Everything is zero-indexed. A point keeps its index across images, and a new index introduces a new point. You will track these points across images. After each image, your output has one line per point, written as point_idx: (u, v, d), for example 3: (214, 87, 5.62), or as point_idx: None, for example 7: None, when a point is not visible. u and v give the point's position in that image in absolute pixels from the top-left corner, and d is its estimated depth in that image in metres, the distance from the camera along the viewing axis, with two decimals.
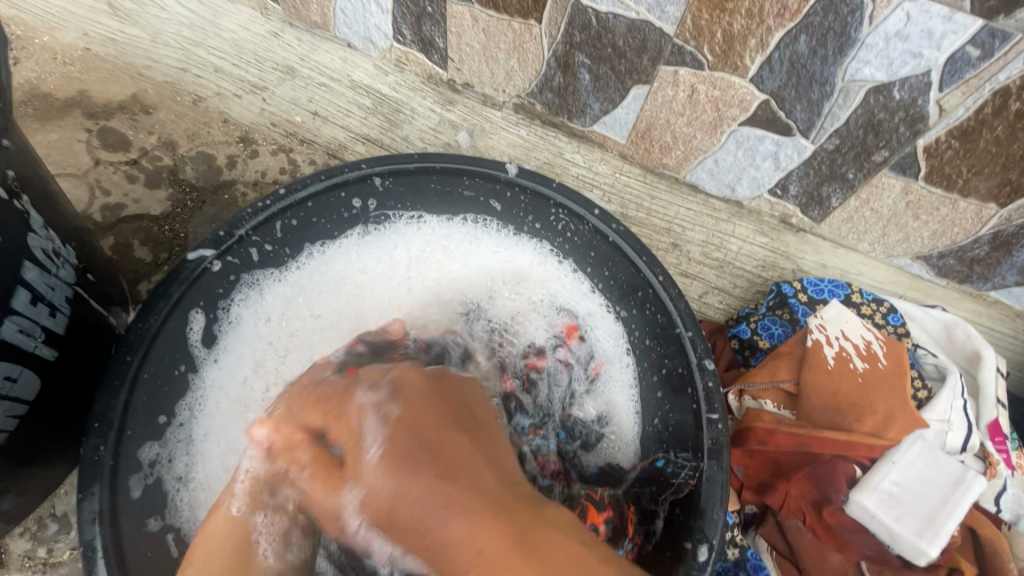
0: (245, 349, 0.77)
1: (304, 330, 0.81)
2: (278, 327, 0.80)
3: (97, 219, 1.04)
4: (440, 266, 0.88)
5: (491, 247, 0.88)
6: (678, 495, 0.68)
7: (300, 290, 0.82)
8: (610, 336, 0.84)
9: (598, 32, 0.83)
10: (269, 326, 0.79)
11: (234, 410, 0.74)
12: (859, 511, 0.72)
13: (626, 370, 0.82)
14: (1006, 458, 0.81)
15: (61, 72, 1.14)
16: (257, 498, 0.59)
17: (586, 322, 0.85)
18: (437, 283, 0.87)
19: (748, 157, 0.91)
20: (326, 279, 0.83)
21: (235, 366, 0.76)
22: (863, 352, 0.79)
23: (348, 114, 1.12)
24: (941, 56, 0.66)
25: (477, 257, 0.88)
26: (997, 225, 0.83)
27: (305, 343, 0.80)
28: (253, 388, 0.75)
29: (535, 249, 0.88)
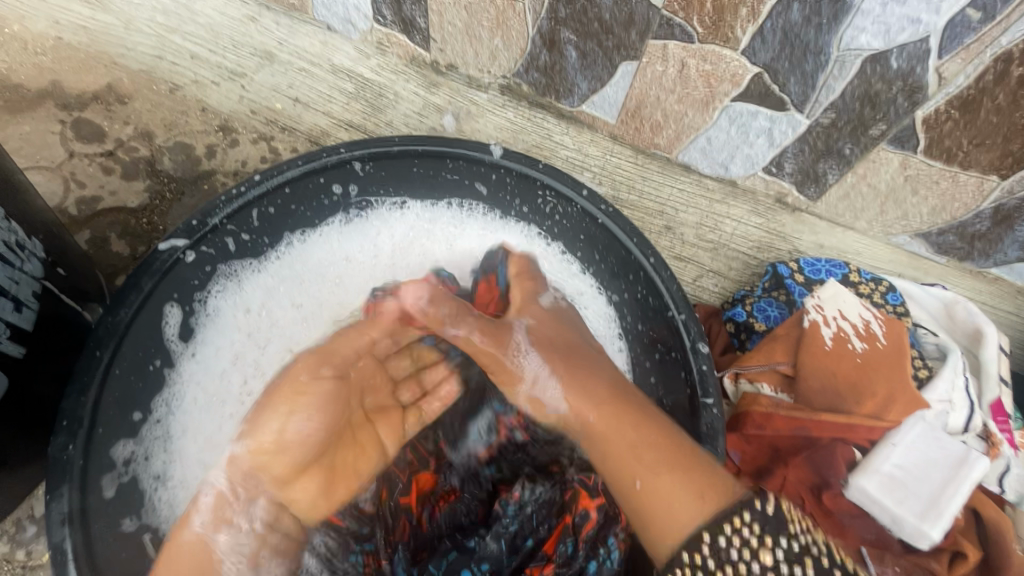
0: (223, 341, 0.75)
1: (287, 322, 0.79)
2: (258, 318, 0.78)
3: (72, 213, 1.01)
4: (427, 252, 0.85)
5: (476, 232, 0.86)
6: None
7: (281, 279, 0.80)
8: (602, 318, 0.81)
9: (583, 6, 0.80)
10: (248, 317, 0.77)
11: (211, 404, 0.72)
12: (859, 495, 0.70)
13: (620, 352, 0.79)
14: (1009, 437, 0.79)
15: (33, 62, 1.11)
16: (221, 515, 0.63)
17: (575, 303, 0.82)
18: (421, 270, 0.84)
19: (741, 134, 0.88)
20: (308, 268, 0.81)
21: (213, 360, 0.74)
22: (862, 332, 0.77)
23: (331, 99, 1.09)
24: (940, 21, 0.64)
25: (462, 242, 0.86)
26: (998, 199, 0.80)
27: (286, 334, 0.79)
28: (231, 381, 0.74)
29: (522, 232, 0.85)
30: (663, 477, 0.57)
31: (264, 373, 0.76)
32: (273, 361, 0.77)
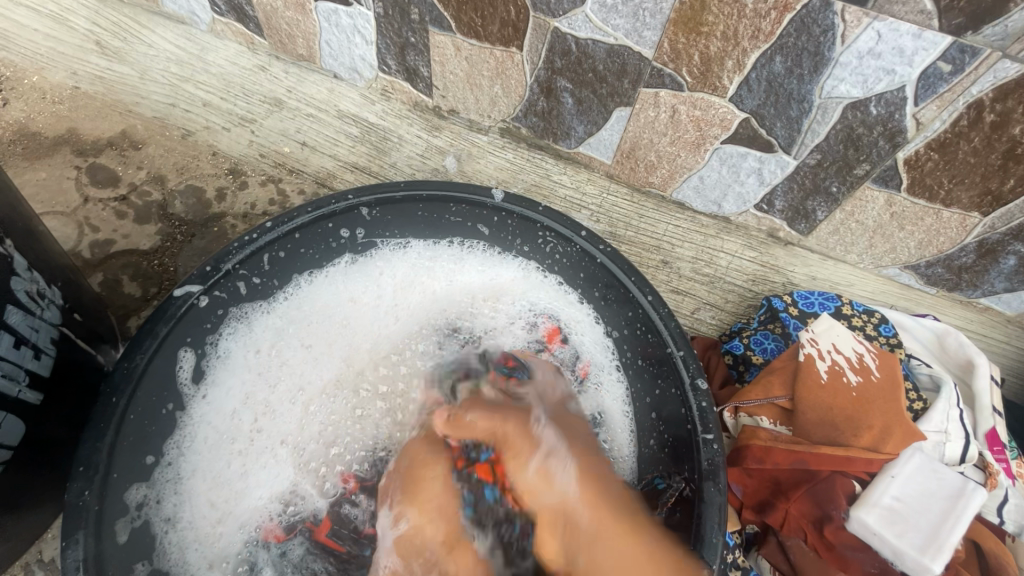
0: (234, 381, 0.76)
1: (295, 360, 0.80)
2: (269, 357, 0.79)
3: (85, 256, 1.04)
4: (428, 287, 0.88)
5: (476, 266, 0.88)
6: (675, 517, 0.67)
7: (287, 317, 0.81)
8: (599, 342, 0.83)
9: (578, 57, 0.85)
10: (260, 355, 0.78)
11: (221, 443, 0.73)
12: (860, 527, 0.71)
13: (616, 378, 0.82)
14: (1006, 467, 0.81)
15: (50, 110, 1.16)
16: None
17: (570, 327, 0.86)
18: (421, 305, 0.87)
19: (733, 174, 0.92)
20: (314, 306, 0.83)
21: (224, 399, 0.75)
22: (856, 365, 0.79)
23: (336, 142, 1.13)
24: (914, 72, 0.67)
25: (462, 276, 0.88)
26: (982, 233, 0.83)
27: (296, 372, 0.79)
28: (241, 419, 0.75)
29: (519, 266, 0.87)
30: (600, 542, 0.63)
31: (275, 407, 0.77)
32: (283, 398, 0.78)
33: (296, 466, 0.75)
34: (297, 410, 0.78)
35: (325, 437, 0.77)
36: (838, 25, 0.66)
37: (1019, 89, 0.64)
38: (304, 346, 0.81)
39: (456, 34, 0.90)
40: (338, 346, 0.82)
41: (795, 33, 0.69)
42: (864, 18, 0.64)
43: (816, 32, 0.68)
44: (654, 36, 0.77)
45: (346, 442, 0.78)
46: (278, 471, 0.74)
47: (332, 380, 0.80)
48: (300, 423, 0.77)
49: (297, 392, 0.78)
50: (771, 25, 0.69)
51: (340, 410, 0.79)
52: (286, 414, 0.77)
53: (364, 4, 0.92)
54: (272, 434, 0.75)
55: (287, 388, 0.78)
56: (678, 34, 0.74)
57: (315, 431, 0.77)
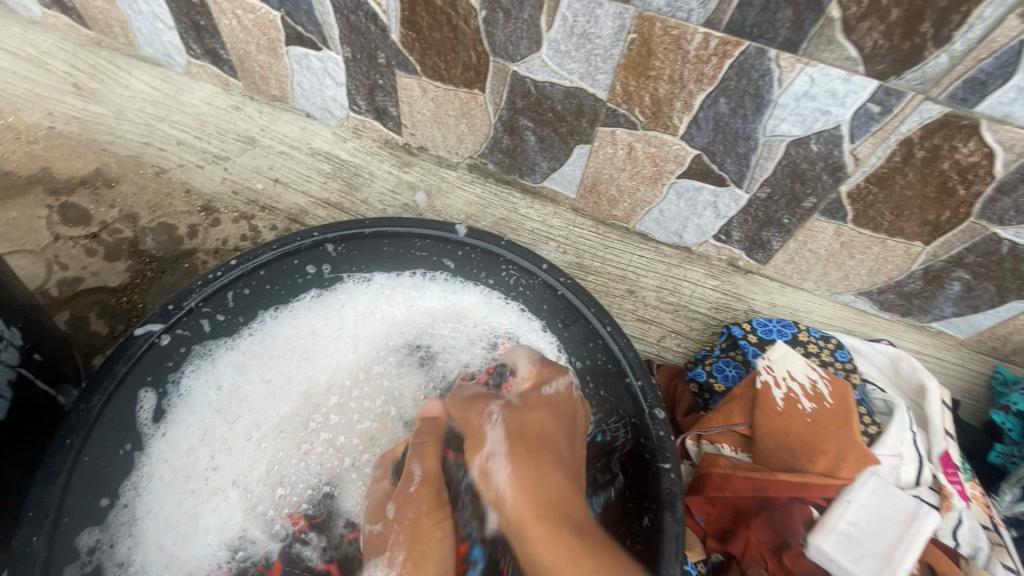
0: (194, 419, 0.75)
1: (255, 397, 0.79)
2: (230, 395, 0.78)
3: (53, 294, 1.03)
4: (388, 316, 0.87)
5: (437, 293, 0.88)
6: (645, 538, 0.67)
7: (251, 352, 0.80)
8: (557, 366, 0.83)
9: (538, 99, 0.89)
10: (220, 391, 0.77)
11: (179, 484, 0.72)
12: (818, 554, 0.70)
13: None
14: (960, 489, 0.82)
15: (25, 150, 1.15)
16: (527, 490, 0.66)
17: (527, 348, 0.85)
18: (381, 332, 0.86)
19: (690, 207, 0.96)
20: (275, 341, 0.82)
21: (182, 437, 0.74)
22: (809, 392, 0.81)
23: (309, 179, 1.14)
24: (847, 113, 0.72)
25: (423, 303, 0.88)
26: (926, 261, 0.87)
27: (254, 410, 0.78)
28: (198, 458, 0.74)
29: (481, 292, 0.87)
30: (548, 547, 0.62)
31: (231, 445, 0.76)
32: (240, 435, 0.76)
33: (244, 512, 0.73)
34: (252, 447, 0.76)
35: (272, 478, 0.75)
36: (774, 70, 0.70)
37: (943, 128, 0.69)
38: (263, 380, 0.80)
39: (421, 77, 0.94)
40: (296, 380, 0.81)
41: (736, 77, 0.73)
42: (796, 63, 0.69)
43: (754, 76, 0.72)
44: (607, 79, 0.81)
45: (293, 482, 0.76)
46: (227, 515, 0.72)
47: (289, 414, 0.79)
48: (256, 462, 0.76)
49: (254, 430, 0.77)
50: (713, 70, 0.73)
51: (293, 445, 0.78)
52: (243, 455, 0.76)
53: (333, 49, 0.96)
54: (228, 474, 0.74)
55: (248, 425, 0.77)
56: (628, 78, 0.79)
57: (263, 472, 0.76)
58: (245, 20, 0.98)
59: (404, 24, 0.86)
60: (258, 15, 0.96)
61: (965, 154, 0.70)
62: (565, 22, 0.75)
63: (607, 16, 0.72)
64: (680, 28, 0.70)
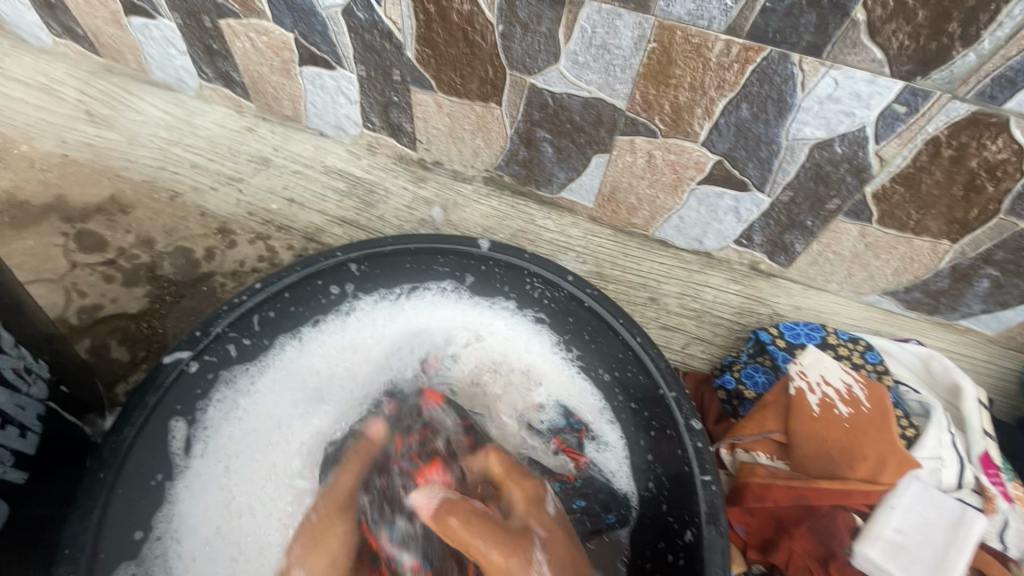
0: (214, 487, 0.72)
1: (252, 470, 0.74)
2: (242, 463, 0.74)
3: (72, 323, 1.02)
4: (364, 351, 0.85)
5: (419, 310, 0.87)
6: (685, 547, 0.68)
7: (244, 429, 0.76)
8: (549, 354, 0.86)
9: (555, 110, 0.89)
10: (227, 468, 0.73)
11: (215, 547, 0.69)
12: (865, 562, 0.70)
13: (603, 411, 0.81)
14: (1003, 491, 0.81)
15: (38, 178, 1.14)
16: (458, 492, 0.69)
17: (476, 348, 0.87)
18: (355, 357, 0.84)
19: (711, 213, 0.95)
20: (253, 422, 0.76)
21: (199, 522, 0.69)
22: (845, 396, 0.80)
23: (324, 198, 1.13)
24: (872, 114, 0.71)
25: (397, 322, 0.87)
26: (953, 259, 0.86)
27: (255, 485, 0.73)
28: (220, 561, 0.69)
29: (469, 303, 0.87)
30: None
31: (251, 552, 0.70)
32: (254, 523, 0.72)
33: None
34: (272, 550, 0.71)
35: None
36: (798, 74, 0.70)
37: (971, 126, 0.68)
38: (257, 479, 0.74)
39: (436, 92, 0.94)
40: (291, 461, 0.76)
41: (758, 82, 0.72)
42: (820, 67, 0.68)
43: (777, 81, 0.71)
44: (626, 89, 0.80)
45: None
46: None
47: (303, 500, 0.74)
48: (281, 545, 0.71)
49: (269, 529, 0.72)
50: (735, 76, 0.73)
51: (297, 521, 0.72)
52: (259, 537, 0.71)
53: (347, 68, 0.96)
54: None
55: (255, 533, 0.71)
56: (648, 87, 0.78)
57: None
58: (258, 43, 0.98)
59: (419, 40, 0.86)
60: (271, 37, 0.96)
61: (994, 151, 0.70)
62: (584, 34, 0.75)
63: (627, 27, 0.72)
64: (701, 36, 0.70)
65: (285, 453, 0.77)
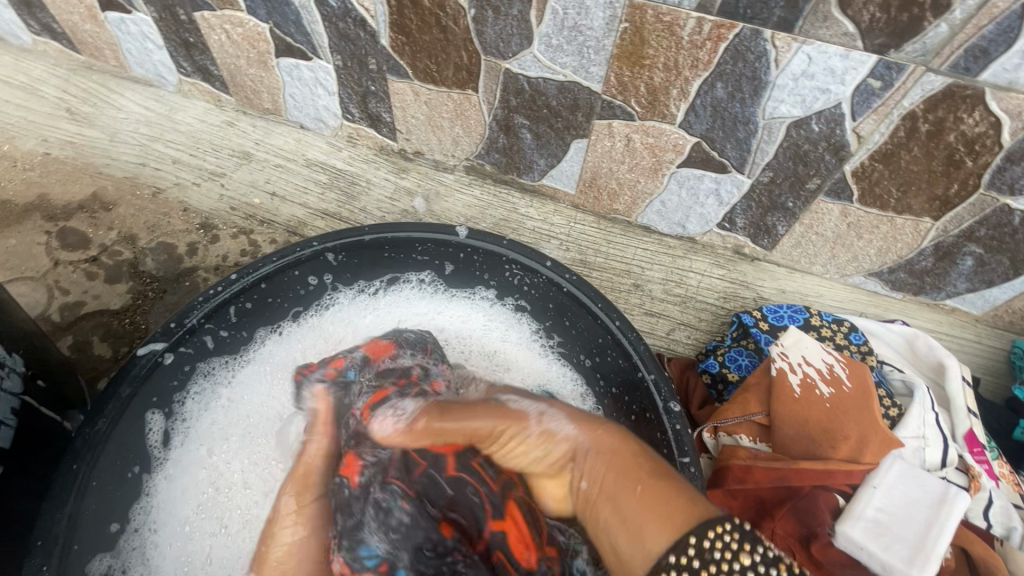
0: (192, 478, 0.71)
1: (233, 458, 0.73)
2: (221, 454, 0.73)
3: (55, 320, 1.02)
4: (349, 340, 0.83)
5: (400, 302, 0.86)
6: None
7: (229, 413, 0.75)
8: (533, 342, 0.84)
9: (531, 95, 0.88)
10: (210, 452, 0.73)
11: (192, 535, 0.68)
12: (847, 543, 0.69)
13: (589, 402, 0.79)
14: (988, 468, 0.80)
15: (21, 177, 1.14)
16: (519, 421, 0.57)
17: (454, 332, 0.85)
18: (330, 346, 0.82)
19: (692, 196, 0.94)
20: (231, 413, 0.76)
21: (179, 503, 0.69)
22: (826, 376, 0.80)
23: (306, 191, 1.13)
24: (847, 90, 0.70)
25: (375, 316, 0.85)
26: (936, 237, 0.85)
27: (236, 473, 0.72)
28: (198, 549, 0.68)
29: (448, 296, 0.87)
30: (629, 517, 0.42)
31: (231, 531, 0.69)
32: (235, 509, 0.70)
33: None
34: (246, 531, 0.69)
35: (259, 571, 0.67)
36: (770, 51, 0.69)
37: (947, 99, 0.67)
38: (241, 461, 0.73)
39: (412, 80, 0.94)
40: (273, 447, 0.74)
41: (731, 60, 0.72)
42: (792, 43, 0.67)
43: (750, 58, 0.70)
44: (600, 71, 0.80)
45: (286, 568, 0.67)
46: None
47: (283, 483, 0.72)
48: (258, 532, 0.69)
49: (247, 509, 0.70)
50: (709, 54, 0.72)
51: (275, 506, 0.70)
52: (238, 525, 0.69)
53: (323, 58, 0.96)
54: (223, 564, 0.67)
55: (233, 522, 0.69)
56: (622, 68, 0.78)
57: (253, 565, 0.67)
58: (234, 35, 0.98)
59: (392, 27, 0.85)
60: (246, 29, 0.96)
61: (971, 125, 0.69)
62: (556, 15, 0.74)
63: (598, 7, 0.72)
64: (672, 14, 0.69)
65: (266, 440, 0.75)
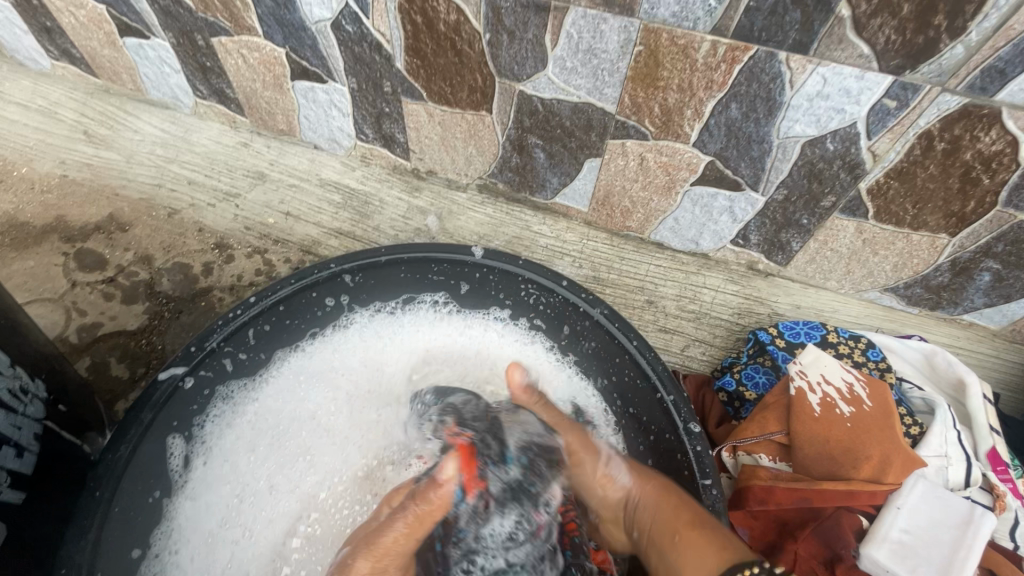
0: (212, 493, 0.73)
1: (259, 465, 0.76)
2: (244, 466, 0.76)
3: (73, 341, 1.03)
4: (373, 356, 0.86)
5: (420, 322, 0.88)
6: None
7: (255, 425, 0.78)
8: (549, 362, 0.86)
9: (545, 116, 0.89)
10: (232, 465, 0.75)
11: (210, 544, 0.70)
12: (873, 566, 0.68)
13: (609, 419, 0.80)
14: (1012, 487, 0.79)
15: (39, 200, 1.15)
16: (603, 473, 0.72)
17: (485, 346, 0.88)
18: (362, 360, 0.85)
19: (705, 213, 0.95)
20: (257, 423, 0.78)
21: (204, 516, 0.71)
22: (846, 395, 0.80)
23: (320, 210, 1.14)
24: (863, 109, 0.70)
25: (400, 335, 0.88)
26: (953, 253, 0.85)
27: (260, 482, 0.75)
28: (217, 558, 0.70)
29: (464, 317, 0.89)
30: (694, 529, 0.61)
31: (253, 534, 0.73)
32: (261, 510, 0.74)
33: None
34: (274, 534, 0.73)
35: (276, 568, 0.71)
36: (785, 73, 0.69)
37: (963, 118, 0.67)
38: (268, 469, 0.76)
39: (426, 101, 0.95)
40: (313, 454, 0.79)
41: (746, 81, 0.72)
42: (808, 65, 0.68)
43: (765, 80, 0.71)
44: (615, 93, 0.80)
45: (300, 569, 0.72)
46: None
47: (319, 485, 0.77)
48: (281, 534, 0.73)
49: (276, 511, 0.74)
50: (723, 76, 0.73)
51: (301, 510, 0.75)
52: (258, 528, 0.73)
53: (339, 81, 0.97)
54: (250, 566, 0.71)
55: (254, 526, 0.73)
56: (637, 90, 0.78)
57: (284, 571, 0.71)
58: (251, 59, 0.99)
59: (408, 51, 0.87)
60: (262, 53, 0.97)
61: (987, 143, 0.69)
62: (571, 40, 0.75)
63: (612, 30, 0.72)
64: (687, 37, 0.70)
65: (294, 445, 0.79)
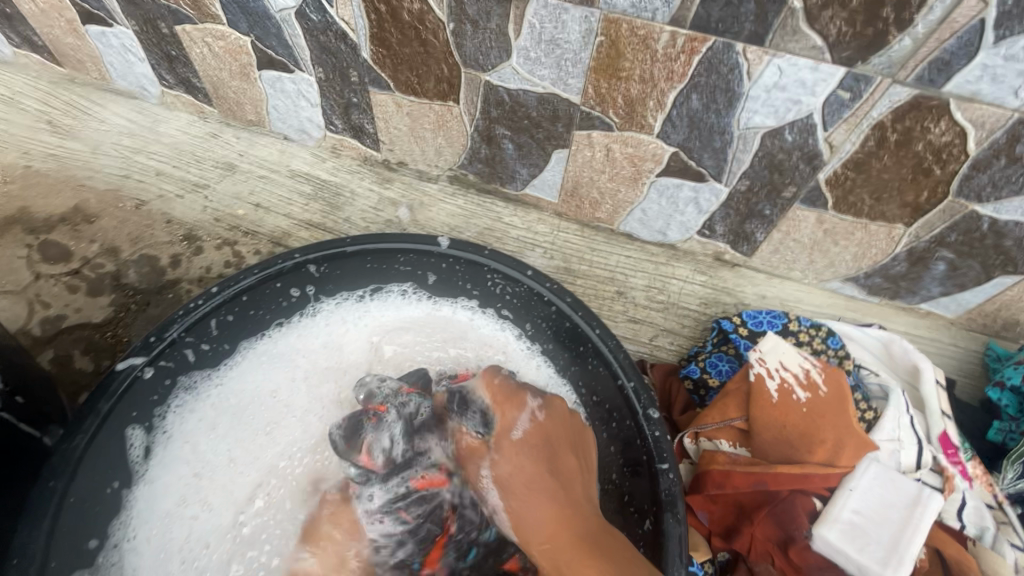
0: (171, 476, 0.71)
1: (222, 444, 0.74)
2: (205, 447, 0.74)
3: (35, 334, 1.01)
4: (341, 338, 0.84)
5: (389, 310, 0.87)
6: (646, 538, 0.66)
7: (217, 408, 0.76)
8: (519, 348, 0.84)
9: (512, 106, 0.89)
10: (194, 448, 0.73)
11: (168, 529, 0.68)
12: (825, 546, 0.71)
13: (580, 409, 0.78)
14: (963, 470, 0.82)
15: (2, 191, 1.13)
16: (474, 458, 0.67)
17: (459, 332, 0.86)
18: (334, 341, 0.84)
19: (671, 204, 0.96)
20: (224, 403, 0.77)
21: (162, 499, 0.70)
22: (803, 381, 0.81)
23: (290, 202, 1.13)
24: (817, 101, 0.72)
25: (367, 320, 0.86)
26: (909, 243, 0.87)
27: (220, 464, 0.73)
28: (174, 542, 0.68)
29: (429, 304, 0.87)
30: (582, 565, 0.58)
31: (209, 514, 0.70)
32: (223, 489, 0.72)
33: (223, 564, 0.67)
34: (230, 512, 0.70)
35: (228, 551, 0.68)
36: (742, 64, 0.70)
37: (913, 109, 0.69)
38: (230, 450, 0.74)
39: (395, 92, 0.95)
40: (272, 431, 0.76)
41: (705, 72, 0.73)
42: (764, 55, 0.69)
43: (723, 71, 0.72)
44: (578, 83, 0.81)
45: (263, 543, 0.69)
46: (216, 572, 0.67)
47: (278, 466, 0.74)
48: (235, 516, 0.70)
49: (236, 490, 0.72)
50: (683, 67, 0.73)
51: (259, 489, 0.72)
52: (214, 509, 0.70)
53: (306, 70, 0.96)
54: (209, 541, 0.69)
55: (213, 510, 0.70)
56: (600, 80, 0.79)
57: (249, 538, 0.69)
58: (216, 48, 0.98)
59: (373, 41, 0.86)
60: (227, 42, 0.96)
61: (937, 134, 0.71)
62: (533, 29, 0.75)
63: (574, 20, 0.73)
64: (647, 28, 0.70)
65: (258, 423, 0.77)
